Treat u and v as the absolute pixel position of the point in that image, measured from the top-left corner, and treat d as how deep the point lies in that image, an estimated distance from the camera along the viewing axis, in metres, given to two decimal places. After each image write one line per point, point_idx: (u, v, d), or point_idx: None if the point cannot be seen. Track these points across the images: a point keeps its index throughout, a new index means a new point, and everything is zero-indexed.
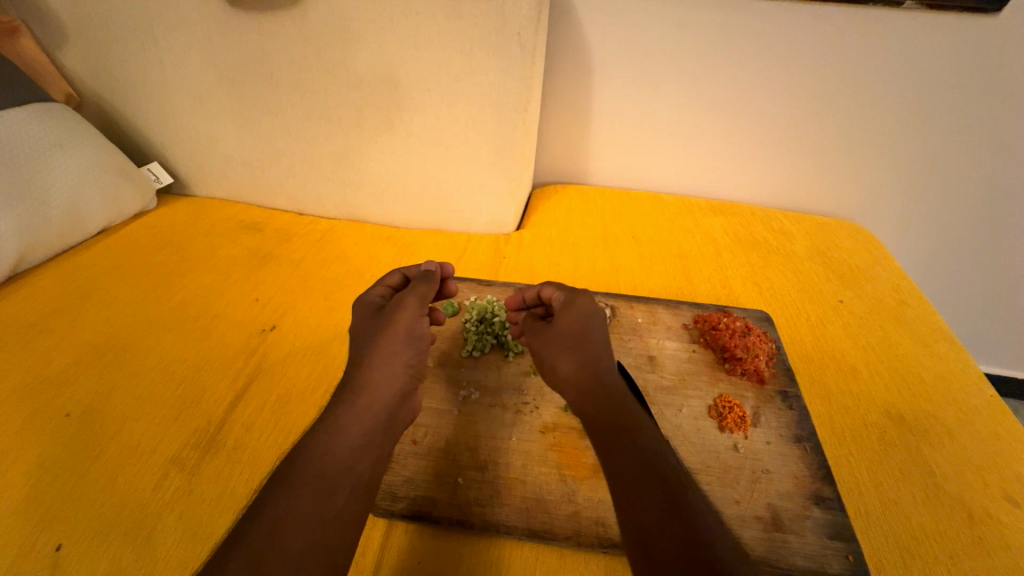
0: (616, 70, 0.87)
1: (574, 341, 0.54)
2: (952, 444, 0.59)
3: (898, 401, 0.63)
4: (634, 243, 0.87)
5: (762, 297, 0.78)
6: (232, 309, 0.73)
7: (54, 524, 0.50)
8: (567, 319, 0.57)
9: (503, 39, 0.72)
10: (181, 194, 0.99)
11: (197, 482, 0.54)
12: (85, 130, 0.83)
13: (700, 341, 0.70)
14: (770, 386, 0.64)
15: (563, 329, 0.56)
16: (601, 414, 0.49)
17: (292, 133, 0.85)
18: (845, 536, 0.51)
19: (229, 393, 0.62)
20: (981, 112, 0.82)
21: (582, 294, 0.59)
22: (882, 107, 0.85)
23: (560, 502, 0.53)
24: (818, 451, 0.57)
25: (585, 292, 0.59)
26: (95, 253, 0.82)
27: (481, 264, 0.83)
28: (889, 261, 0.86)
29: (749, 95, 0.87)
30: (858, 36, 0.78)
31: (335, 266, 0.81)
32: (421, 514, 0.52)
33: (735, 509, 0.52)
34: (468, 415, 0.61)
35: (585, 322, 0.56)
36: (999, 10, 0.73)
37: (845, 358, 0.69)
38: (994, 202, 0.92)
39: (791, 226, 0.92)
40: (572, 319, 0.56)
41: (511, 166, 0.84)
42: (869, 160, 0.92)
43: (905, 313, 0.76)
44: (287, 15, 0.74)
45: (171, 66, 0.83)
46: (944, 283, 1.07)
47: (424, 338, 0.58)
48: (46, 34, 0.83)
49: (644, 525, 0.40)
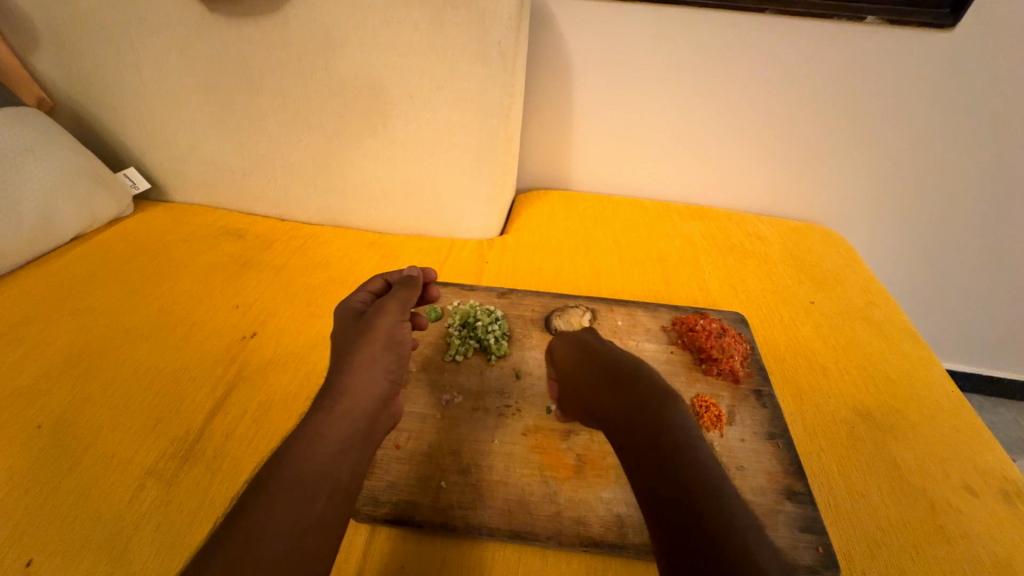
0: (596, 78, 0.89)
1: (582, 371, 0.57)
2: (917, 438, 0.61)
3: (866, 397, 0.66)
4: (615, 247, 0.89)
5: (738, 299, 0.81)
6: (212, 316, 0.73)
7: (24, 539, 0.49)
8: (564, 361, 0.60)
9: (484, 48, 0.73)
10: (159, 200, 0.98)
11: (175, 492, 0.53)
12: (61, 135, 0.82)
13: (678, 343, 0.71)
14: (745, 385, 0.67)
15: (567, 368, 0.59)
16: (630, 420, 0.47)
17: (274, 140, 0.85)
18: (815, 529, 0.52)
19: (209, 402, 0.62)
20: (943, 119, 0.86)
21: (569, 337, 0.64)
22: (850, 116, 0.88)
23: (542, 503, 0.54)
24: (790, 446, 0.59)
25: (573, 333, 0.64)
26: (68, 260, 0.81)
27: (465, 269, 0.84)
28: (857, 263, 0.89)
29: (724, 103, 0.89)
30: (826, 48, 0.81)
31: (317, 272, 0.82)
32: (403, 518, 0.52)
33: (785, 536, 0.52)
34: (451, 418, 0.61)
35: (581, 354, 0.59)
36: (955, 24, 0.77)
37: (815, 357, 0.71)
38: (957, 205, 0.96)
39: (766, 230, 0.95)
40: (569, 358, 0.60)
41: (494, 172, 0.85)
42: (839, 166, 0.95)
43: (873, 313, 0.79)
44: (268, 22, 0.75)
45: (149, 71, 0.82)
46: (913, 282, 1.11)
47: (405, 343, 0.59)
48: (19, 39, 0.82)
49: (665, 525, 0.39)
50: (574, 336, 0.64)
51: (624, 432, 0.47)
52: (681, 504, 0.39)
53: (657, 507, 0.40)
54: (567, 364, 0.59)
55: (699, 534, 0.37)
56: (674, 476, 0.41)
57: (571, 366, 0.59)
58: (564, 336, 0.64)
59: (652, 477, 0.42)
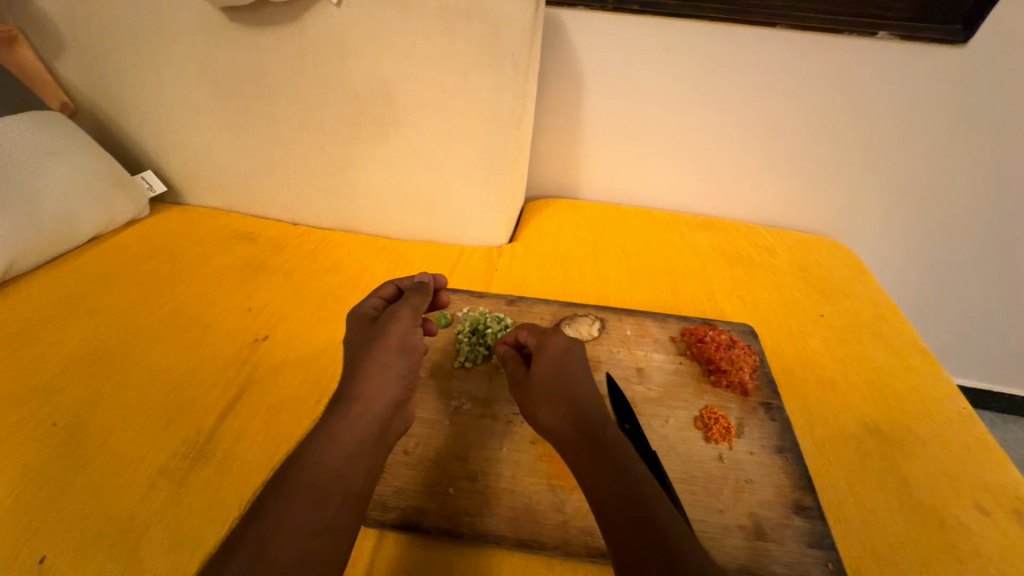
0: (606, 90, 0.90)
1: (560, 388, 0.55)
2: (926, 453, 0.61)
3: (875, 412, 0.66)
4: (623, 257, 0.90)
5: (747, 311, 0.81)
6: (224, 319, 0.74)
7: (38, 536, 0.50)
8: (541, 367, 0.58)
9: (496, 60, 0.74)
10: (174, 203, 1.00)
11: (186, 492, 0.54)
12: (82, 138, 0.84)
13: (687, 354, 0.71)
14: (754, 398, 0.66)
15: (541, 376, 0.57)
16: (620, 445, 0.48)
17: (289, 145, 0.86)
18: (824, 544, 0.52)
19: (220, 403, 0.62)
20: (952, 135, 0.86)
21: (551, 337, 0.60)
22: (859, 130, 0.89)
23: (549, 511, 0.54)
24: (800, 460, 0.59)
25: (557, 332, 0.61)
26: (86, 260, 0.82)
27: (474, 276, 0.85)
28: (867, 276, 0.89)
29: (733, 113, 0.90)
30: (837, 62, 0.82)
31: (328, 276, 0.83)
32: (410, 524, 0.52)
33: (793, 552, 0.51)
34: (459, 424, 0.62)
35: (557, 366, 0.56)
36: (967, 40, 0.77)
37: (824, 370, 0.71)
38: (969, 220, 0.96)
39: (775, 243, 0.95)
40: (546, 365, 0.57)
41: (503, 181, 0.86)
42: (849, 179, 0.95)
43: (882, 327, 0.79)
44: (287, 31, 0.76)
45: (168, 76, 0.84)
46: (925, 295, 1.10)
47: (417, 348, 0.59)
48: (45, 43, 0.85)
49: (619, 548, 0.41)
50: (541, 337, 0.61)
51: (589, 471, 0.47)
52: (658, 546, 0.39)
53: (616, 530, 0.42)
54: (541, 383, 0.56)
55: (660, 554, 0.38)
56: (644, 516, 0.41)
57: (544, 375, 0.56)
58: (563, 335, 0.61)
59: (614, 503, 0.43)
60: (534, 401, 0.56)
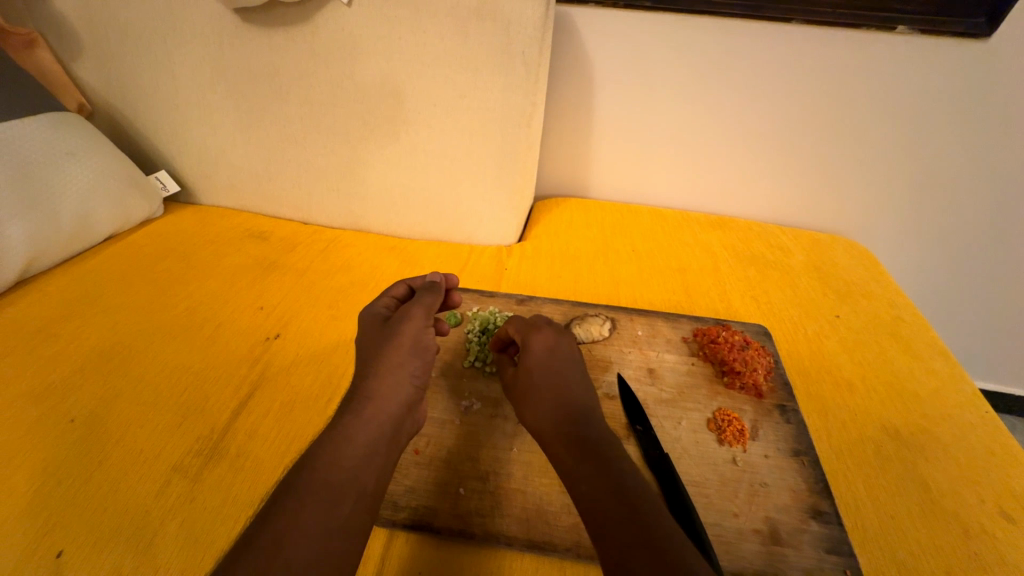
0: (617, 89, 0.89)
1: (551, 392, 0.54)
2: (947, 459, 0.59)
3: (894, 416, 0.64)
4: (634, 256, 0.89)
5: (760, 311, 0.79)
6: (236, 318, 0.74)
7: (56, 531, 0.51)
8: (530, 369, 0.56)
9: (507, 58, 0.74)
10: (187, 202, 1.01)
11: (200, 490, 0.54)
12: (98, 139, 0.85)
13: (700, 354, 0.70)
14: (768, 400, 0.65)
15: (530, 378, 0.56)
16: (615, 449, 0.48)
17: (300, 145, 0.87)
18: (842, 550, 0.51)
19: (233, 401, 0.63)
20: (973, 132, 0.84)
21: (535, 335, 0.59)
22: (876, 128, 0.87)
23: (561, 513, 0.53)
24: (817, 464, 0.58)
25: (539, 330, 0.59)
26: (102, 260, 0.84)
27: (484, 275, 0.85)
28: (883, 277, 0.87)
29: (746, 111, 0.88)
30: (855, 58, 0.80)
31: (338, 276, 0.83)
32: (422, 524, 0.52)
33: (810, 559, 0.50)
34: (470, 424, 0.62)
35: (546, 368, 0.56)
36: (990, 35, 0.75)
37: (840, 372, 0.70)
38: (989, 220, 0.94)
39: (789, 243, 0.94)
40: (536, 367, 0.56)
41: (513, 180, 0.86)
42: (865, 178, 0.93)
43: (900, 329, 0.77)
44: (298, 31, 0.77)
45: (181, 77, 0.85)
46: (943, 295, 1.08)
47: (429, 348, 0.59)
48: (63, 46, 0.86)
49: (612, 549, 0.40)
50: (525, 337, 0.60)
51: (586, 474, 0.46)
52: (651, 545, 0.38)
53: (607, 531, 0.41)
54: (532, 385, 0.55)
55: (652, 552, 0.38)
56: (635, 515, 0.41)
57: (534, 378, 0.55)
58: (545, 333, 0.59)
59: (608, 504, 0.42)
60: (525, 403, 0.55)
